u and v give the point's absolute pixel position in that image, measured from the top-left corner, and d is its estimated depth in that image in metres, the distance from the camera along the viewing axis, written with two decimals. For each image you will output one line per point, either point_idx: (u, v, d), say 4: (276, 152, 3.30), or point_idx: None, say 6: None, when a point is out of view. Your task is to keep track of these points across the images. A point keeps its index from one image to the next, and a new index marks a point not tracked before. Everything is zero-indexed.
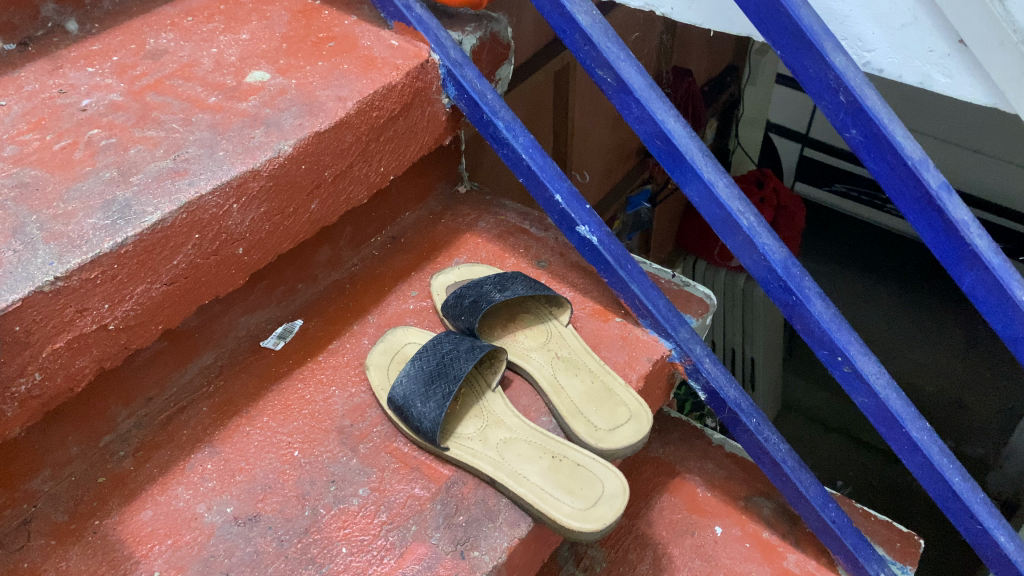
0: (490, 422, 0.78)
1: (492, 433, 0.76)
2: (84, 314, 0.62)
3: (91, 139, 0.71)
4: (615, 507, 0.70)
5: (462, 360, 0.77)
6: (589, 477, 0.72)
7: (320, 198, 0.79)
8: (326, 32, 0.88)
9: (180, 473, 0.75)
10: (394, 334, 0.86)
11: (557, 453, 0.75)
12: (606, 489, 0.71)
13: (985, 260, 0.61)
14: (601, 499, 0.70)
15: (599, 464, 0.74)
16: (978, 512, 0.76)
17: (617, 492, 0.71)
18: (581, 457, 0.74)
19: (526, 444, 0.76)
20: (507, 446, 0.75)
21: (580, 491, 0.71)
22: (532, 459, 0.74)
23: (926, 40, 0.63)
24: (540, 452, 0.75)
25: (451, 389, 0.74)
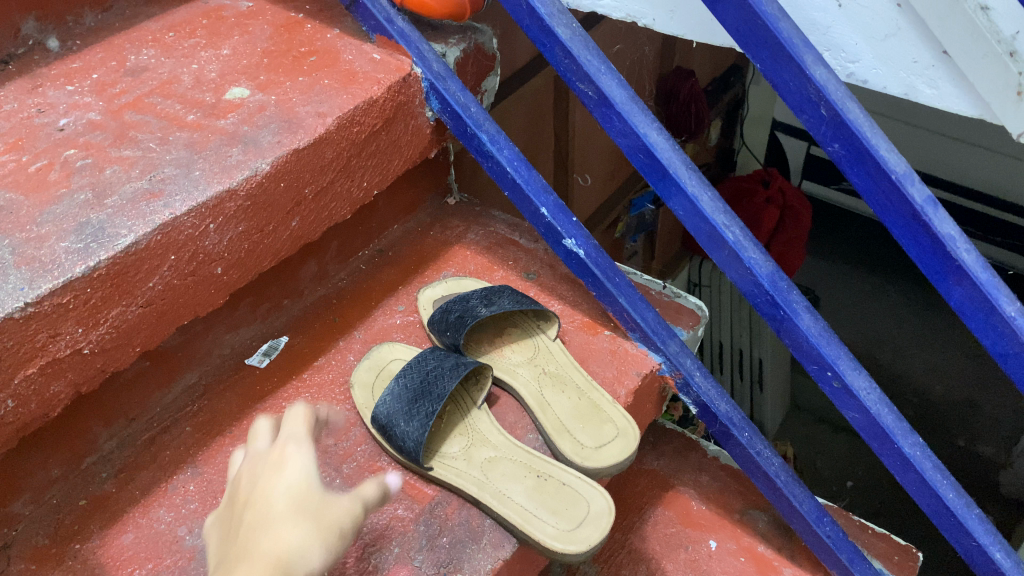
0: (475, 441, 0.76)
1: (477, 453, 0.75)
2: (57, 339, 0.61)
3: (67, 159, 0.70)
4: (601, 528, 0.68)
5: (448, 379, 0.75)
6: (575, 497, 0.71)
7: (301, 215, 0.78)
8: (308, 46, 0.87)
9: (162, 495, 0.74)
10: (380, 350, 0.85)
11: (543, 473, 0.74)
12: (593, 509, 0.70)
13: (972, 276, 0.60)
14: (587, 519, 0.69)
15: (586, 484, 0.72)
16: (973, 528, 0.75)
17: (604, 513, 0.70)
18: (567, 476, 0.73)
19: (511, 463, 0.74)
20: (492, 465, 0.74)
21: (565, 511, 0.70)
22: (517, 479, 0.73)
23: (909, 51, 0.62)
24: (525, 471, 0.74)
25: (434, 409, 0.73)
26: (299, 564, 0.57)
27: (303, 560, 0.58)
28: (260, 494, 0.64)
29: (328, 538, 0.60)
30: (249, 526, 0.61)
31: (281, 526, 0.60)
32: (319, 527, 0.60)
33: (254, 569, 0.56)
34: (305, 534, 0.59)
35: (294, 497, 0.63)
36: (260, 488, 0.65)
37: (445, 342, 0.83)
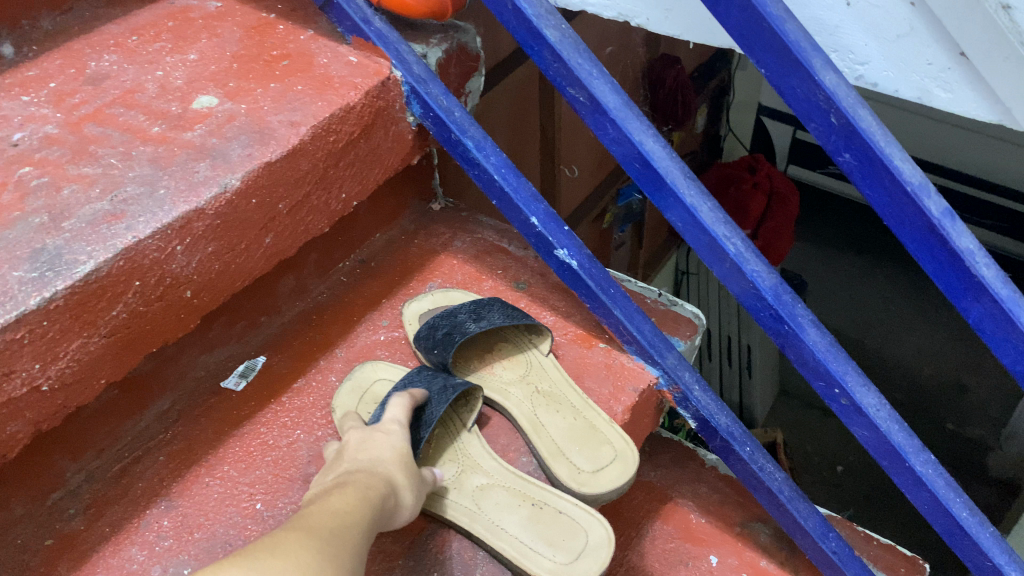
0: (466, 467, 0.72)
1: (468, 480, 0.71)
2: (12, 376, 0.57)
3: (21, 178, 0.65)
4: (600, 559, 0.64)
5: (436, 406, 0.71)
6: (571, 525, 0.67)
7: (275, 231, 0.74)
8: (280, 49, 0.82)
9: (134, 532, 0.69)
10: (364, 370, 0.81)
11: (538, 500, 0.69)
12: (591, 538, 0.66)
13: (992, 292, 0.56)
14: (585, 551, 0.65)
15: (582, 511, 0.68)
16: (987, 548, 0.71)
17: (604, 542, 0.66)
18: (563, 503, 0.69)
19: (504, 491, 0.70)
20: (484, 494, 0.70)
21: (562, 542, 0.66)
22: (511, 508, 0.69)
23: (923, 53, 0.58)
24: (520, 499, 0.70)
25: (421, 437, 0.70)
26: (399, 501, 0.60)
27: (401, 497, 0.61)
28: (369, 443, 0.65)
29: (418, 495, 0.63)
30: (359, 456, 0.63)
31: (390, 465, 0.62)
32: (414, 479, 0.63)
33: (374, 478, 0.60)
34: (406, 480, 0.62)
35: (403, 446, 0.65)
36: (370, 436, 0.66)
37: (433, 359, 0.79)
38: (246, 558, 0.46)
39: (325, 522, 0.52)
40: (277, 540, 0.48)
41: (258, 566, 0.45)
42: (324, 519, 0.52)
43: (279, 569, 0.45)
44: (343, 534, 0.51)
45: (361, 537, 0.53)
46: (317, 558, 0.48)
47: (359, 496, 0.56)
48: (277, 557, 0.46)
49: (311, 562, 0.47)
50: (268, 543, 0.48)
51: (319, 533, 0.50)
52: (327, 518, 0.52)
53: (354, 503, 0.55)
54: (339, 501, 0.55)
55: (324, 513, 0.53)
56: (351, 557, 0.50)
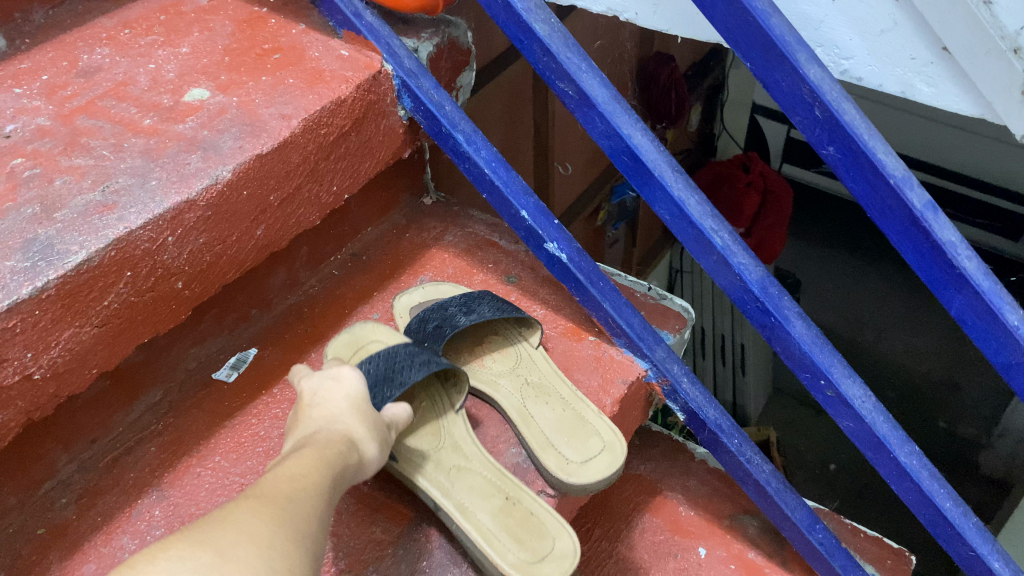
0: (447, 445, 0.73)
1: (447, 457, 0.72)
2: (4, 365, 0.57)
3: (13, 169, 0.65)
4: (564, 568, 0.64)
5: (412, 373, 0.70)
6: (541, 527, 0.67)
7: (266, 223, 0.74)
8: (272, 43, 0.82)
9: (126, 521, 0.69)
10: (363, 329, 0.81)
11: (512, 493, 0.70)
12: (557, 545, 0.66)
13: (974, 284, 0.57)
14: (550, 556, 0.65)
15: (553, 515, 0.68)
16: (970, 538, 0.72)
17: (572, 551, 0.66)
18: (536, 505, 0.69)
19: (481, 477, 0.70)
20: (460, 475, 0.70)
21: (530, 541, 0.66)
22: (484, 496, 0.69)
23: (907, 47, 0.59)
24: (494, 490, 0.70)
25: (387, 397, 0.69)
26: (363, 457, 0.60)
27: (365, 452, 0.60)
28: (322, 397, 0.64)
29: (383, 451, 0.62)
30: (313, 413, 0.62)
31: (350, 421, 0.61)
32: (378, 433, 0.62)
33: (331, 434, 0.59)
34: (369, 435, 0.61)
35: (361, 398, 0.64)
36: (321, 389, 0.64)
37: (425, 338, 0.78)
38: (196, 537, 0.45)
39: (282, 488, 0.51)
40: (231, 512, 0.47)
41: (209, 546, 0.44)
42: (279, 486, 0.51)
43: (229, 548, 0.44)
44: (302, 502, 0.50)
45: (322, 503, 0.52)
46: (273, 527, 0.47)
47: (316, 457, 0.55)
48: (229, 532, 0.45)
49: (265, 535, 0.46)
50: (221, 517, 0.47)
51: (274, 502, 0.49)
52: (284, 485, 0.51)
53: (313, 466, 0.54)
54: (296, 466, 0.54)
55: (280, 479, 0.52)
56: (310, 525, 0.49)
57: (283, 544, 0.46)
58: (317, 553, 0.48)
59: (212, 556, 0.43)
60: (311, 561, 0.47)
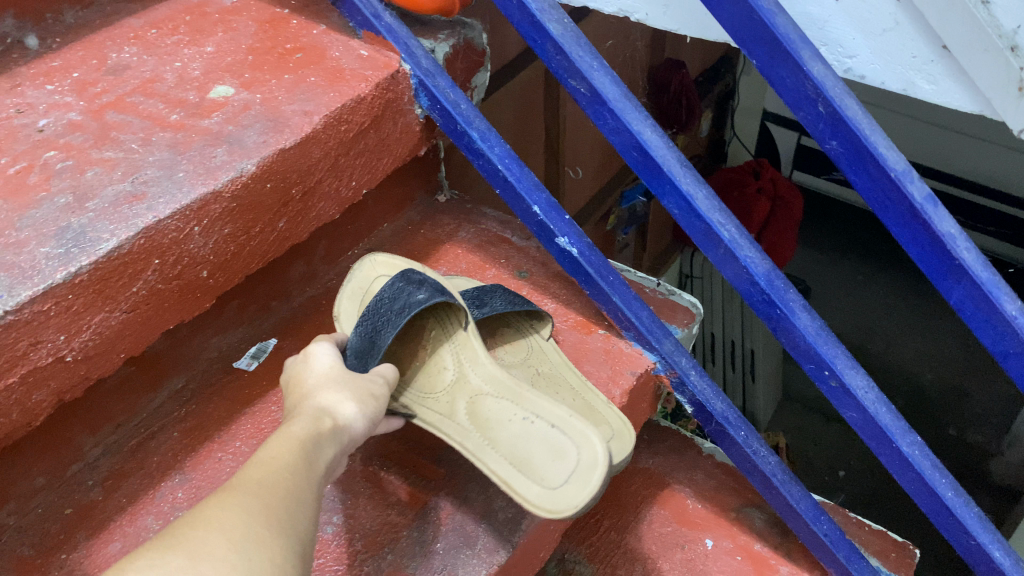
0: (460, 377, 0.74)
1: (461, 391, 0.73)
2: (38, 347, 0.60)
3: (47, 161, 0.68)
4: (591, 484, 0.63)
5: (390, 329, 0.71)
6: (565, 445, 0.66)
7: (288, 216, 0.77)
8: (293, 43, 0.85)
9: (150, 502, 0.72)
10: (363, 269, 0.84)
11: (533, 416, 0.69)
12: (584, 458, 0.65)
13: (973, 275, 0.59)
14: (574, 474, 0.64)
15: (577, 428, 0.67)
16: (972, 527, 0.74)
17: (601, 460, 0.64)
18: (556, 419, 0.68)
19: (499, 405, 0.71)
20: (478, 410, 0.71)
21: (552, 464, 0.65)
22: (504, 425, 0.69)
23: (909, 45, 0.61)
24: (514, 414, 0.70)
25: (369, 361, 0.71)
26: (342, 418, 0.61)
27: (342, 414, 0.62)
28: (294, 384, 0.67)
29: (365, 409, 0.64)
30: (290, 399, 0.65)
31: (321, 391, 0.63)
32: (354, 394, 0.64)
33: (301, 412, 0.61)
34: (343, 399, 0.63)
35: (332, 371, 0.67)
36: (292, 375, 0.68)
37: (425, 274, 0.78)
38: (167, 539, 0.45)
39: (253, 476, 0.52)
40: (201, 510, 0.48)
41: (182, 543, 0.44)
42: (249, 474, 0.52)
43: (202, 543, 0.44)
44: (276, 485, 0.51)
45: (300, 480, 0.53)
46: (244, 517, 0.47)
47: (284, 436, 0.57)
48: (201, 528, 0.46)
49: (237, 525, 0.46)
50: (193, 515, 0.47)
51: (246, 491, 0.50)
52: (257, 472, 0.52)
53: (284, 447, 0.56)
54: (265, 451, 0.55)
55: (251, 466, 0.53)
56: (287, 509, 0.50)
57: (260, 531, 0.47)
58: (299, 534, 0.49)
59: (186, 551, 0.43)
60: (292, 543, 0.47)
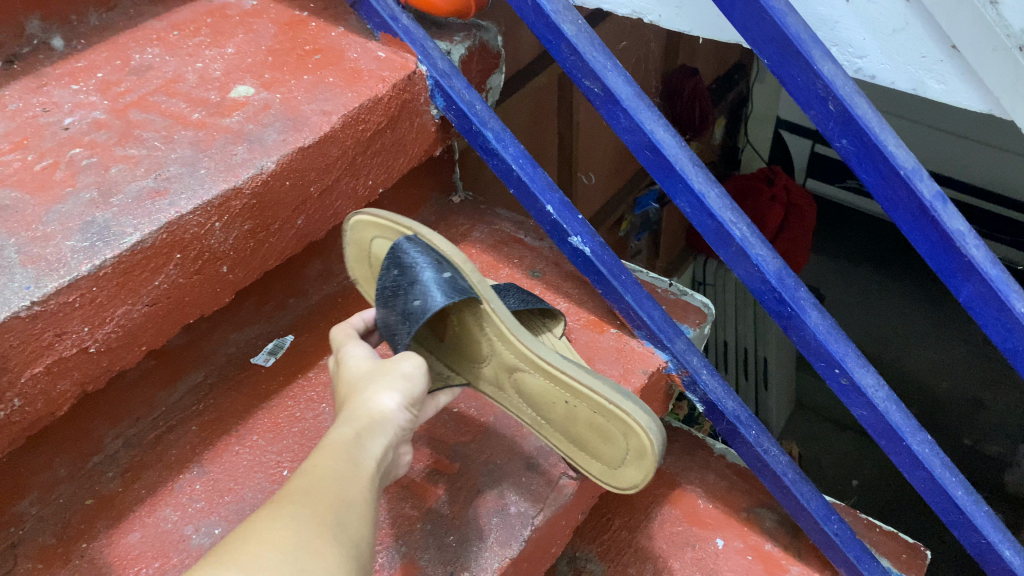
0: (492, 350, 0.71)
1: (500, 366, 0.71)
2: (63, 338, 0.61)
3: (72, 158, 0.70)
4: (648, 474, 0.68)
5: (402, 341, 0.68)
6: (612, 431, 0.68)
7: (306, 213, 0.78)
8: (313, 45, 0.87)
9: (169, 494, 0.73)
10: (353, 231, 0.77)
11: (572, 397, 0.68)
12: (632, 445, 0.67)
13: (982, 272, 0.59)
14: (628, 460, 0.69)
15: (617, 416, 0.66)
16: (981, 526, 0.74)
17: (651, 451, 0.66)
18: (594, 406, 0.67)
19: (538, 384, 0.70)
20: (523, 387, 0.71)
21: (606, 449, 0.69)
22: (551, 406, 0.70)
23: (919, 46, 0.64)
24: (555, 396, 0.69)
25: None
26: (378, 409, 0.60)
27: (379, 406, 0.61)
28: (338, 383, 0.66)
29: (400, 391, 0.62)
30: (336, 399, 0.65)
31: (355, 389, 0.63)
32: (384, 381, 0.63)
33: (341, 413, 0.61)
34: (374, 390, 0.62)
35: (363, 364, 0.66)
36: (336, 374, 0.68)
37: (417, 255, 0.70)
38: (221, 553, 0.47)
39: (301, 484, 0.53)
40: (253, 523, 0.49)
41: (236, 559, 0.46)
42: (298, 483, 0.53)
43: (254, 558, 0.46)
44: (326, 491, 0.52)
45: (348, 481, 0.54)
46: (293, 526, 0.48)
47: (326, 444, 0.57)
48: (254, 543, 0.47)
49: (288, 535, 0.48)
50: (247, 528, 0.49)
51: (293, 500, 0.51)
52: (307, 479, 0.53)
53: (328, 452, 0.56)
54: (309, 460, 0.56)
55: (300, 474, 0.54)
56: (338, 513, 0.51)
57: (312, 540, 0.48)
58: (354, 537, 0.50)
59: (238, 567, 0.45)
60: (346, 549, 0.49)
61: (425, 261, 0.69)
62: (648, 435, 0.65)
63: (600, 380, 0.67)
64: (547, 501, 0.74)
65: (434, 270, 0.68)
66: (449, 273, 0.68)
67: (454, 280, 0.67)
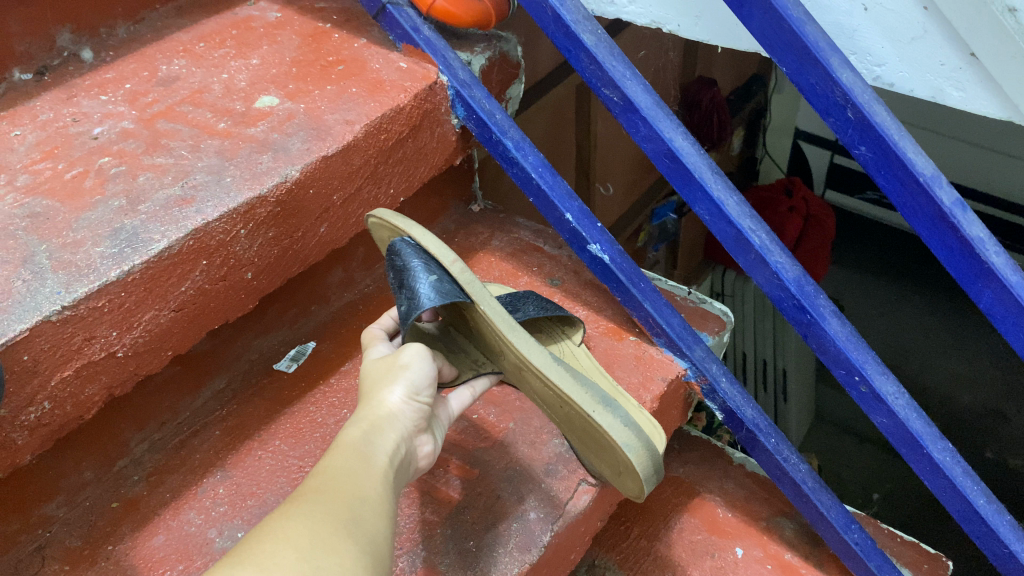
0: (499, 348, 0.68)
1: (507, 365, 0.70)
2: (92, 342, 0.63)
3: (101, 167, 0.71)
4: (642, 489, 0.67)
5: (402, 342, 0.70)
6: (602, 441, 0.66)
7: (330, 221, 0.79)
8: (335, 56, 0.88)
9: (193, 498, 0.74)
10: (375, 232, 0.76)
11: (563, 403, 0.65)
12: (620, 458, 0.65)
13: (1002, 278, 0.59)
14: (625, 470, 0.67)
15: (596, 427, 0.64)
16: (1003, 534, 0.74)
17: (635, 467, 0.64)
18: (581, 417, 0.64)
19: (537, 387, 0.68)
20: (529, 388, 0.70)
21: (606, 456, 0.68)
22: (552, 408, 0.69)
23: (937, 54, 0.65)
24: (552, 400, 0.68)
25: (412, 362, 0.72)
26: (384, 405, 0.61)
27: (384, 402, 0.62)
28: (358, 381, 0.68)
29: (402, 383, 0.62)
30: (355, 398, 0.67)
31: (365, 388, 0.64)
32: (386, 377, 0.63)
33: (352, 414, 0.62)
34: (379, 388, 0.63)
35: (373, 362, 0.67)
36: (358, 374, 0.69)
37: (410, 257, 0.68)
38: (240, 552, 0.48)
39: (314, 484, 0.54)
40: (271, 522, 0.50)
41: (254, 557, 0.47)
42: (312, 484, 0.54)
43: (270, 556, 0.47)
44: (339, 490, 0.53)
45: (360, 479, 0.55)
46: (309, 524, 0.49)
47: (336, 445, 0.59)
48: (271, 543, 0.48)
49: (303, 533, 0.49)
50: (265, 528, 0.50)
51: (308, 499, 0.52)
52: (320, 480, 0.54)
53: (340, 453, 0.57)
54: (323, 461, 0.57)
55: (315, 475, 0.56)
56: (352, 510, 0.52)
57: (327, 536, 0.49)
58: (369, 533, 0.51)
59: (255, 565, 0.46)
60: (360, 544, 0.50)
61: (417, 263, 0.68)
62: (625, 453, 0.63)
63: (583, 388, 0.64)
64: (567, 507, 0.74)
65: (421, 274, 0.67)
66: (436, 276, 0.66)
67: (436, 288, 0.65)
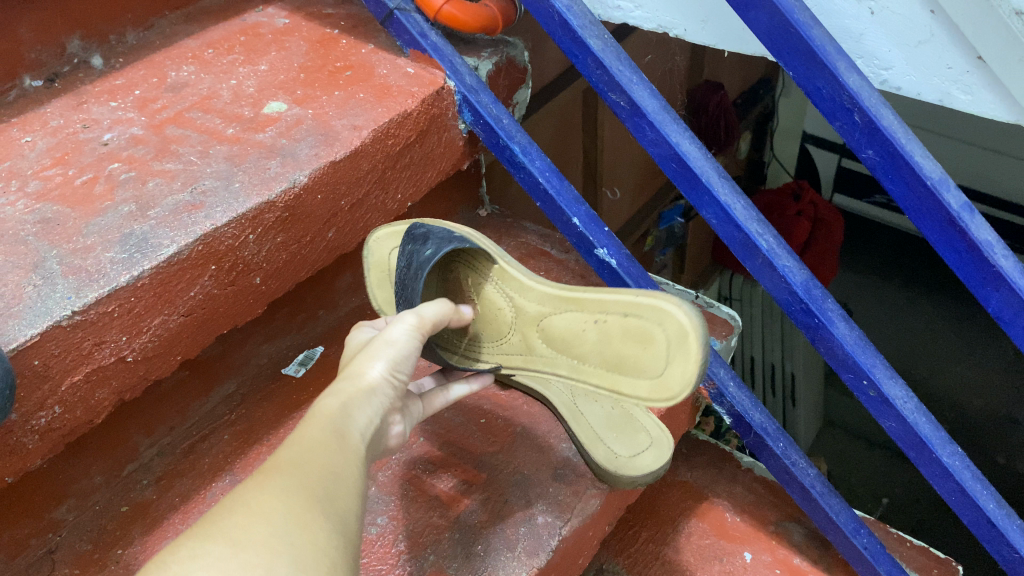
0: (521, 302, 0.72)
1: (526, 323, 0.73)
2: (102, 347, 0.63)
3: (111, 173, 0.72)
4: (692, 364, 0.60)
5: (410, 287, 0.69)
6: (644, 328, 0.63)
7: (337, 226, 0.80)
8: (343, 61, 0.89)
9: (201, 501, 0.74)
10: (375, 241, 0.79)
11: (596, 315, 0.66)
12: (669, 331, 0.62)
13: (1011, 282, 0.59)
14: (671, 357, 0.62)
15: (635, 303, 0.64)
16: (1013, 539, 0.74)
17: (687, 325, 0.60)
18: (618, 305, 0.65)
19: (562, 318, 0.69)
20: (549, 339, 0.72)
21: (645, 360, 0.64)
22: (575, 338, 0.69)
23: (945, 58, 0.65)
24: (577, 321, 0.68)
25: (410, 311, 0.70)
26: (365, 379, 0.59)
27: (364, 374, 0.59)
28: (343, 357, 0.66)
29: (385, 359, 0.60)
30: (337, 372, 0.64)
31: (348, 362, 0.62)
32: (370, 351, 0.61)
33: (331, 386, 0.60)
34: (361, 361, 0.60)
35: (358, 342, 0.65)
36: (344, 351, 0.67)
37: (428, 227, 0.74)
38: (206, 524, 0.44)
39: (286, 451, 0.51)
40: (241, 490, 0.47)
41: (224, 531, 0.43)
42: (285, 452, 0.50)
43: (242, 529, 0.43)
44: (313, 463, 0.50)
45: (336, 455, 0.52)
46: (281, 498, 0.46)
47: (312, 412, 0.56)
48: (242, 514, 0.45)
49: (275, 507, 0.45)
50: (236, 496, 0.46)
51: (281, 470, 0.49)
52: (294, 449, 0.51)
53: (316, 423, 0.54)
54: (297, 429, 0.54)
55: (289, 442, 0.52)
56: (326, 487, 0.48)
57: (301, 513, 0.46)
58: (343, 512, 0.48)
59: (226, 538, 0.43)
60: (333, 523, 0.46)
61: (438, 228, 0.73)
62: (673, 306, 0.61)
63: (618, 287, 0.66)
64: (575, 511, 0.74)
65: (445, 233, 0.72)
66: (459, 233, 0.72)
67: (465, 238, 0.71)
